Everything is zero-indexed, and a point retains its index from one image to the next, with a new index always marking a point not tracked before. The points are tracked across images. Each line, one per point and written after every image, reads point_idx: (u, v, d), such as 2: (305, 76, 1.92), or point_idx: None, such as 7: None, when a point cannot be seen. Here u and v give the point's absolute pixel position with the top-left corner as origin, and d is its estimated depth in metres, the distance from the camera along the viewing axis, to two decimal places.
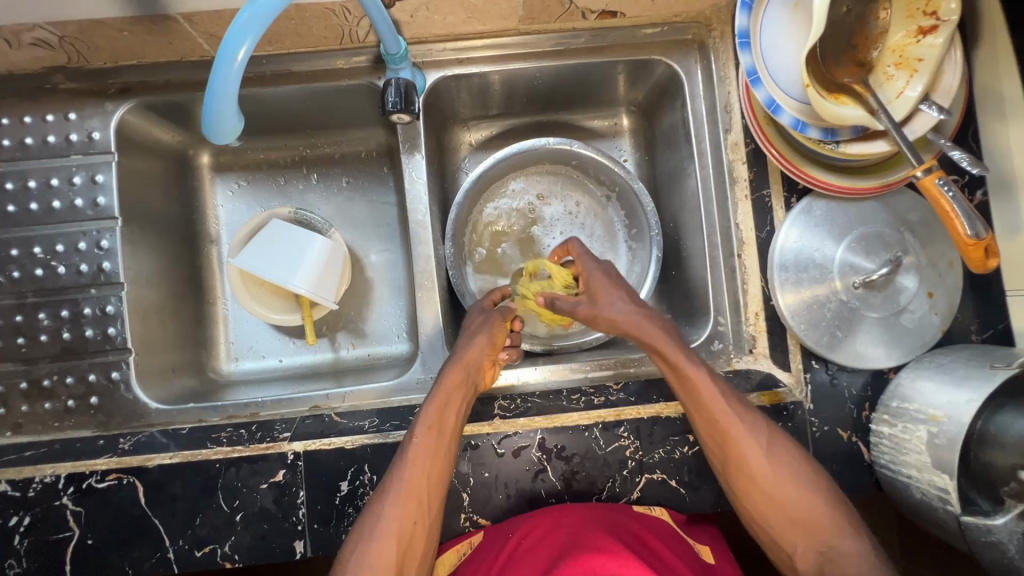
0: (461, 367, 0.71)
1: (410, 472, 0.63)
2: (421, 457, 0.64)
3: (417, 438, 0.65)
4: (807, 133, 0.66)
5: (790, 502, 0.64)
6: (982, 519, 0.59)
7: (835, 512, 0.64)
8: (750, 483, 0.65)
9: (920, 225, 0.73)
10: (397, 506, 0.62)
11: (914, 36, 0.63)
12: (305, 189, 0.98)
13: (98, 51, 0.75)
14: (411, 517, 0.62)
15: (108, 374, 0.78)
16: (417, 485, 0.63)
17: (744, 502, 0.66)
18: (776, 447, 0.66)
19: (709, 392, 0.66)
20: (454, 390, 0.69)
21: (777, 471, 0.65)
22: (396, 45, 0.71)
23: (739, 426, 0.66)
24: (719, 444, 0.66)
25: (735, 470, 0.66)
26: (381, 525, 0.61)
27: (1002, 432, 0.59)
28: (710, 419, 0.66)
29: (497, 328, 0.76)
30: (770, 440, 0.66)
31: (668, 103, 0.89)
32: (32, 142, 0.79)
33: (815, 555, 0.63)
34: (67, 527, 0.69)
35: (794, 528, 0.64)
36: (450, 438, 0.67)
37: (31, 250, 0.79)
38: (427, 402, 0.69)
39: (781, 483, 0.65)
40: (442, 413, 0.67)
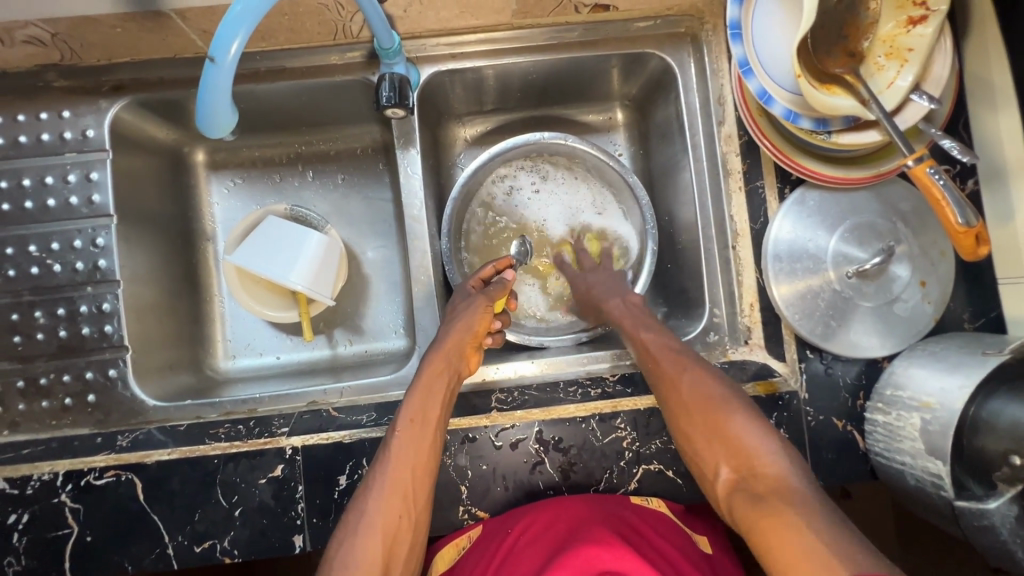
0: (443, 356, 0.72)
1: (397, 466, 0.63)
2: (403, 445, 0.65)
3: (400, 430, 0.66)
4: (799, 124, 0.66)
5: (726, 436, 0.62)
6: (975, 503, 0.59)
7: (778, 449, 0.60)
8: (697, 426, 0.64)
9: (913, 215, 0.74)
10: (382, 501, 0.62)
11: (904, 26, 0.63)
12: (300, 186, 0.98)
13: (91, 48, 0.75)
14: (399, 511, 0.62)
15: (106, 371, 0.78)
16: (400, 476, 0.63)
17: (688, 442, 0.65)
18: (720, 389, 0.66)
19: (661, 354, 0.71)
20: (437, 378, 0.70)
21: (712, 404, 0.65)
22: (390, 40, 0.71)
23: (684, 371, 0.68)
24: (665, 394, 0.68)
25: (679, 416, 0.66)
26: (365, 521, 0.61)
27: (994, 419, 0.59)
28: (659, 374, 0.70)
29: (484, 314, 0.76)
30: (714, 382, 0.67)
31: (661, 97, 0.90)
32: (26, 141, 0.78)
33: (739, 479, 0.59)
34: (66, 524, 0.69)
35: (725, 454, 0.61)
36: (433, 429, 0.67)
37: (27, 249, 0.79)
38: (410, 395, 0.69)
39: (719, 418, 0.63)
40: (426, 406, 0.67)
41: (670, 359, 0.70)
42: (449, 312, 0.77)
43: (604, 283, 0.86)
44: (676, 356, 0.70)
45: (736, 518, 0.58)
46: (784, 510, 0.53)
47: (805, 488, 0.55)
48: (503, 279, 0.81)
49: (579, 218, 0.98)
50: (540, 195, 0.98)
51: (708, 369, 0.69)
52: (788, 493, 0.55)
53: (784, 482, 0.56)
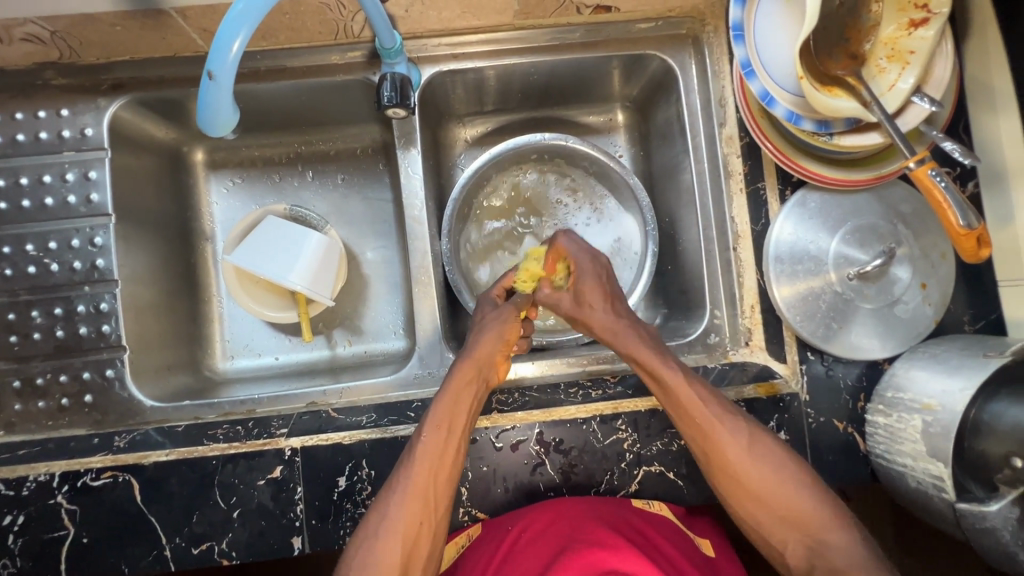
0: (472, 363, 0.71)
1: (419, 470, 0.63)
2: (428, 452, 0.64)
3: (426, 437, 0.65)
4: (801, 126, 0.66)
5: (777, 500, 0.64)
6: (977, 506, 0.58)
7: (823, 509, 0.63)
8: (741, 488, 0.65)
9: (913, 217, 0.74)
10: (404, 505, 0.61)
11: (906, 28, 0.63)
12: (300, 186, 0.97)
13: (89, 46, 0.74)
14: (418, 515, 0.61)
15: (103, 371, 0.78)
16: (423, 481, 0.63)
17: (728, 496, 0.66)
18: (760, 443, 0.66)
19: (693, 399, 0.66)
20: (466, 388, 0.69)
21: (753, 462, 0.65)
22: (391, 39, 0.71)
23: (722, 429, 0.66)
24: (703, 447, 0.66)
25: (722, 474, 0.66)
26: (388, 524, 0.61)
27: (995, 421, 0.59)
28: (692, 423, 0.66)
29: (513, 325, 0.75)
30: (751, 435, 0.66)
31: (662, 98, 0.90)
32: (24, 139, 0.78)
33: (806, 550, 0.62)
34: (62, 526, 0.68)
35: (776, 519, 0.64)
36: (460, 435, 0.66)
37: (24, 248, 0.78)
38: (438, 399, 0.68)
39: (768, 481, 0.64)
40: (453, 412, 0.67)
41: (700, 410, 0.66)
42: (478, 319, 0.77)
43: (598, 300, 0.75)
44: (705, 400, 0.67)
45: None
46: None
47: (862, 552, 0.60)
48: (526, 292, 0.82)
49: (579, 219, 0.98)
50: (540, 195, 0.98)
51: (735, 413, 0.68)
52: (850, 562, 0.59)
53: (849, 548, 0.60)
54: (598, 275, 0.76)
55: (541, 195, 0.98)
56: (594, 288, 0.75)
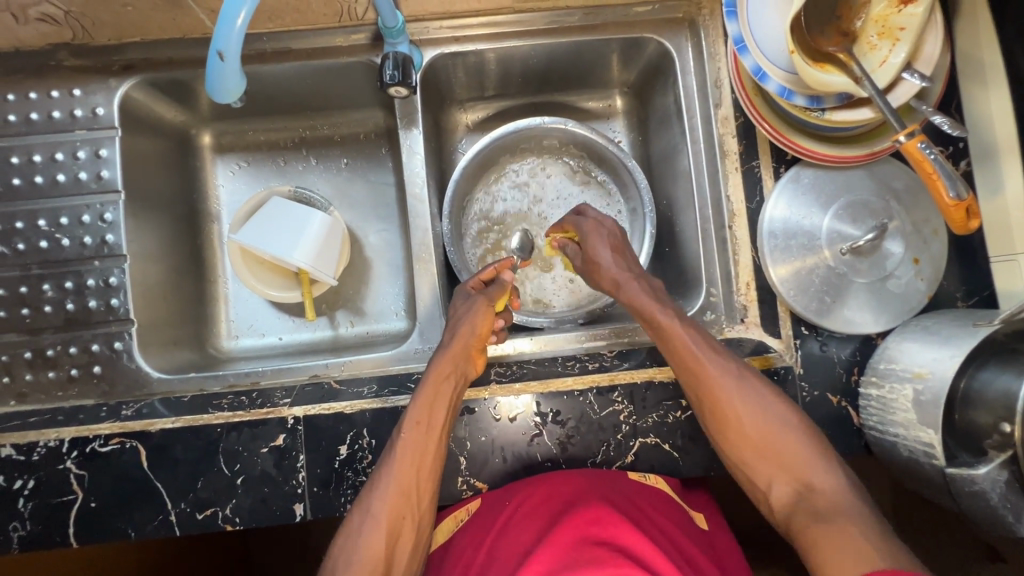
0: (450, 359, 0.71)
1: (399, 469, 0.65)
2: (407, 450, 0.66)
3: (406, 433, 0.67)
4: (793, 101, 0.68)
5: (767, 442, 0.66)
6: (966, 470, 0.59)
7: (812, 449, 0.66)
8: (732, 429, 0.67)
9: (906, 193, 0.75)
10: (386, 501, 0.64)
11: (896, 6, 0.65)
12: (304, 169, 0.99)
13: (102, 27, 0.77)
14: (399, 511, 0.64)
15: (111, 344, 0.80)
16: (403, 480, 0.65)
17: (721, 439, 0.68)
18: (750, 385, 0.69)
19: (691, 350, 0.69)
20: (444, 381, 0.70)
21: (742, 400, 0.68)
22: (393, 18, 0.73)
23: (716, 371, 0.68)
24: (698, 391, 0.69)
25: (714, 415, 0.68)
26: (370, 521, 0.63)
27: (985, 388, 0.60)
28: (690, 366, 0.69)
29: (489, 319, 0.75)
30: (744, 380, 0.69)
31: (660, 82, 0.91)
32: (37, 118, 0.80)
33: (791, 492, 0.65)
34: (71, 490, 0.70)
35: (767, 462, 0.66)
36: (438, 433, 0.68)
37: (36, 223, 0.80)
38: (415, 398, 0.69)
39: (757, 421, 0.67)
40: (431, 409, 0.68)
41: (698, 354, 0.69)
42: (452, 312, 0.78)
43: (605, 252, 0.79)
44: (702, 348, 0.69)
45: (785, 523, 0.64)
46: (836, 526, 0.58)
47: (847, 490, 0.62)
48: (503, 281, 0.82)
49: (579, 201, 1.00)
50: (548, 173, 1.00)
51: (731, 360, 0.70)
52: (835, 501, 0.61)
53: (834, 486, 0.62)
54: (612, 232, 0.81)
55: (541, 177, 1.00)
56: (600, 247, 0.79)
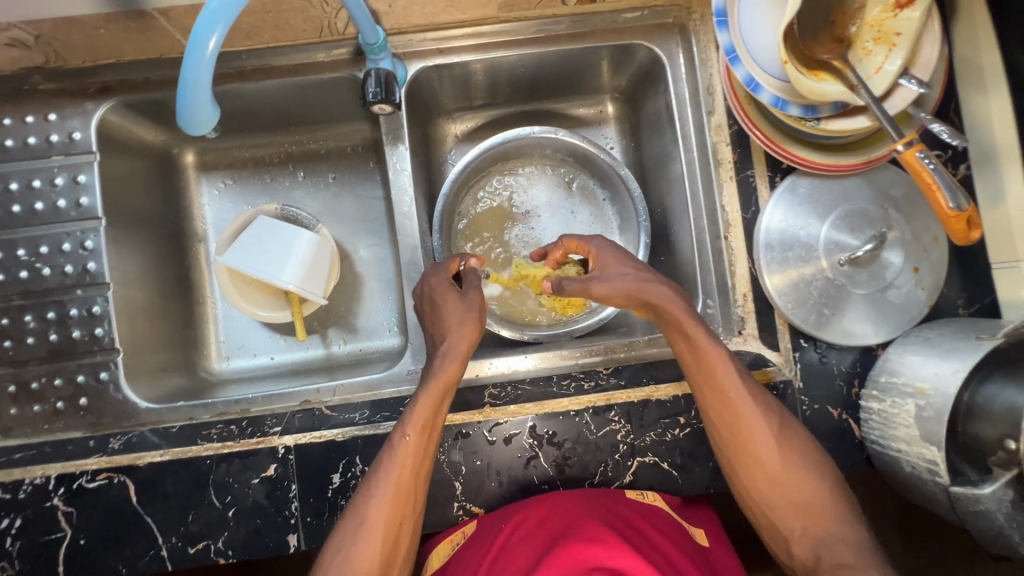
0: (456, 363, 0.69)
1: (397, 475, 0.63)
2: (407, 457, 0.63)
3: (404, 439, 0.64)
4: (787, 112, 0.66)
5: (796, 489, 0.64)
6: (970, 489, 0.58)
7: (832, 497, 0.64)
8: (755, 469, 0.65)
9: (904, 201, 0.74)
10: (382, 509, 0.61)
11: (892, 10, 0.63)
12: (291, 186, 0.97)
13: (74, 50, 0.74)
14: (395, 518, 0.62)
15: (97, 374, 0.78)
16: (399, 485, 0.62)
17: (743, 481, 0.66)
18: (784, 427, 0.66)
19: (749, 412, 0.65)
20: (445, 386, 0.67)
21: (772, 442, 0.65)
22: (374, 35, 0.71)
23: (749, 411, 0.66)
24: (728, 425, 0.66)
25: (744, 456, 0.66)
26: (363, 530, 0.61)
27: (989, 404, 0.59)
28: (725, 407, 0.66)
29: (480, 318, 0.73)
30: (798, 442, 0.66)
31: (651, 88, 0.89)
32: (13, 145, 0.78)
33: (807, 536, 0.63)
34: (59, 528, 0.69)
35: (784, 502, 0.64)
36: (436, 435, 0.66)
37: (16, 253, 0.78)
38: (415, 399, 0.66)
39: (796, 476, 0.64)
40: (434, 414, 0.65)
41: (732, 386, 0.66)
42: (434, 302, 0.74)
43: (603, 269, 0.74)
44: (741, 383, 0.66)
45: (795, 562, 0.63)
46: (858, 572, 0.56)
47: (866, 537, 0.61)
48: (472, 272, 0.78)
49: (570, 223, 0.98)
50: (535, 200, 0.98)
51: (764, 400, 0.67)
52: (851, 550, 0.59)
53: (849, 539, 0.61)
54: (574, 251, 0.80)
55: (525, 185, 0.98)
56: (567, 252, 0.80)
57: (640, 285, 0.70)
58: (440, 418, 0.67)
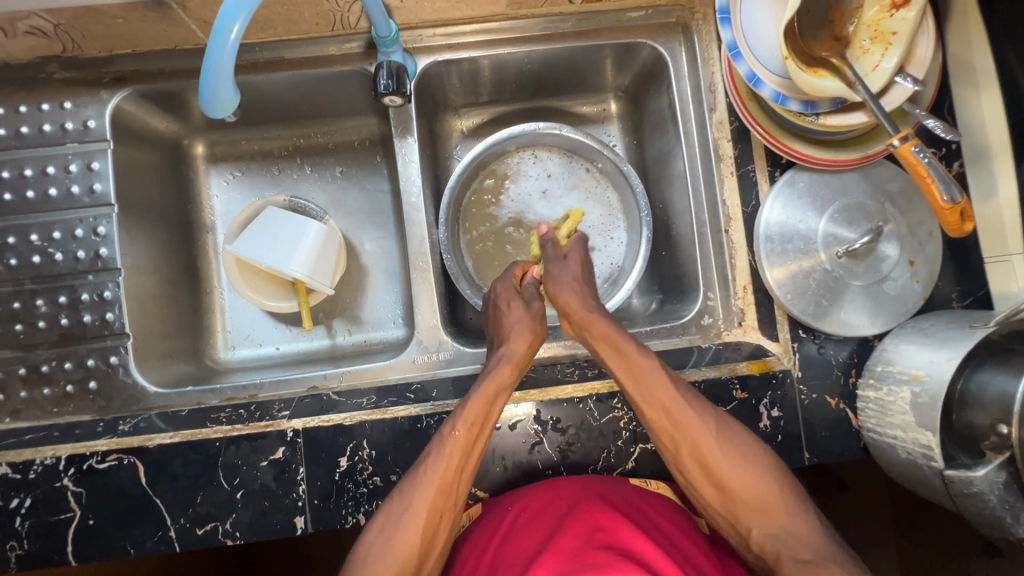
0: (511, 367, 0.71)
1: (444, 467, 0.64)
2: (456, 450, 0.65)
3: (456, 432, 0.66)
4: (787, 107, 0.68)
5: (749, 488, 0.67)
6: (964, 471, 0.60)
7: (782, 491, 0.66)
8: (701, 468, 0.68)
9: (900, 196, 0.76)
10: (427, 498, 0.63)
11: (888, 10, 0.65)
12: (299, 178, 0.99)
13: (92, 39, 0.76)
14: (437, 509, 0.63)
15: (107, 359, 0.79)
16: (443, 477, 0.64)
17: (692, 478, 0.69)
18: (728, 431, 0.69)
19: (684, 416, 0.68)
20: (501, 388, 0.70)
21: (711, 446, 0.68)
22: (387, 28, 0.73)
23: (689, 417, 0.68)
24: (669, 430, 0.69)
25: (690, 457, 0.68)
26: (407, 516, 0.62)
27: (981, 390, 0.61)
28: (664, 412, 0.69)
29: (538, 329, 0.76)
30: (759, 456, 0.68)
31: (654, 86, 0.91)
32: (28, 131, 0.79)
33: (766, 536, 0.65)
34: (69, 508, 0.69)
35: (738, 501, 0.67)
36: (485, 435, 0.68)
37: (28, 238, 0.79)
38: (470, 396, 0.68)
39: (741, 476, 0.67)
40: (485, 411, 0.68)
41: (663, 390, 0.69)
42: (500, 311, 0.78)
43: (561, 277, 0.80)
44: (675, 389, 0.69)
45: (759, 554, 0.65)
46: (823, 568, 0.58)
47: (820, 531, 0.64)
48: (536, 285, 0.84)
49: (553, 213, 0.99)
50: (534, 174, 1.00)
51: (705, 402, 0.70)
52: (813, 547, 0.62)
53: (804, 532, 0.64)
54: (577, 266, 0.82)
55: (522, 187, 0.99)
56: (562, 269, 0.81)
57: (578, 292, 0.77)
58: (491, 418, 0.68)
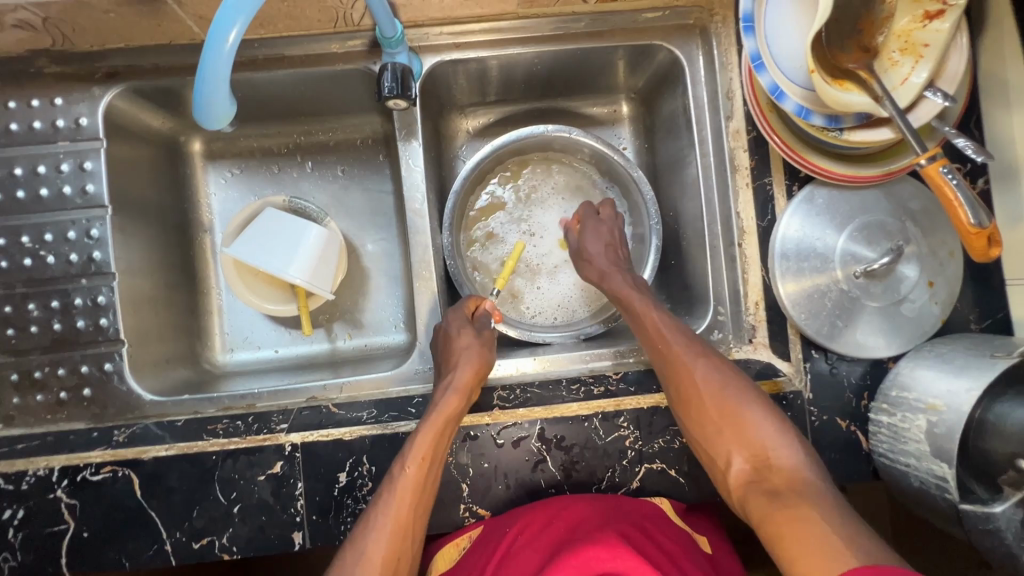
0: (457, 396, 0.70)
1: (396, 507, 0.63)
2: (408, 489, 0.64)
3: (405, 469, 0.64)
4: (810, 121, 0.65)
5: (738, 419, 0.67)
6: (982, 507, 0.59)
7: (771, 423, 0.66)
8: (693, 399, 0.68)
9: (922, 214, 0.73)
10: (381, 541, 0.61)
11: (920, 21, 0.61)
12: (299, 177, 0.96)
13: (83, 33, 0.73)
14: (393, 552, 0.62)
15: (101, 365, 0.77)
16: (395, 520, 0.62)
17: (682, 413, 0.69)
18: (719, 364, 0.71)
19: (681, 348, 0.71)
20: (448, 420, 0.68)
21: (706, 376, 0.69)
22: (392, 28, 0.69)
23: (686, 349, 0.71)
24: (667, 363, 0.71)
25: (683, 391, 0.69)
26: (363, 562, 0.60)
27: (1001, 421, 0.59)
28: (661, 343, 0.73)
29: (484, 358, 0.75)
30: (744, 387, 0.69)
31: (668, 90, 0.88)
32: (17, 129, 0.76)
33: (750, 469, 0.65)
34: (63, 520, 0.68)
35: (731, 437, 0.66)
36: (437, 467, 0.67)
37: (19, 240, 0.77)
38: (417, 433, 0.67)
39: (731, 407, 0.67)
40: (434, 446, 0.66)
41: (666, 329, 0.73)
42: (448, 335, 0.76)
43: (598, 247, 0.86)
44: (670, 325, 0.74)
45: (742, 493, 0.64)
46: (800, 508, 0.58)
47: (807, 465, 0.63)
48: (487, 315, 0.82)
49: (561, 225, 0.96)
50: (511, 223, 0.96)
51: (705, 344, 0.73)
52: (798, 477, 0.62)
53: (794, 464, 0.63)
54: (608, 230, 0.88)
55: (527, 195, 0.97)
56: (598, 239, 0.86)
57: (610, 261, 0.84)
58: (440, 451, 0.67)
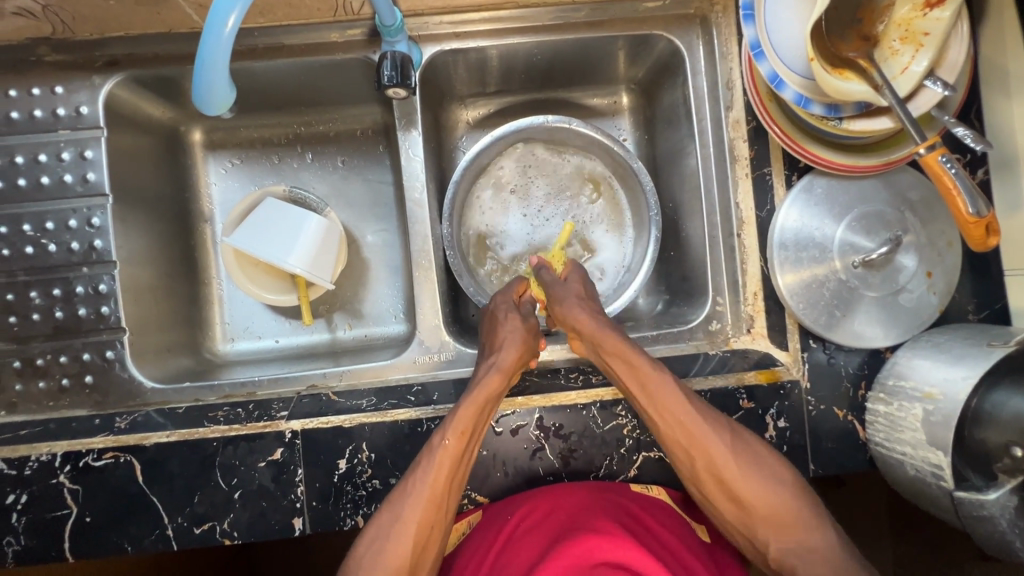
0: (500, 373, 0.69)
1: (433, 477, 0.63)
2: (446, 460, 0.63)
3: (445, 442, 0.64)
4: (810, 110, 0.65)
5: (760, 499, 0.65)
6: (976, 494, 0.59)
7: (795, 500, 0.65)
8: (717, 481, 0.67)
9: (921, 204, 0.73)
10: (416, 508, 0.61)
11: (921, 9, 0.61)
12: (299, 167, 0.96)
13: (83, 21, 0.73)
14: (428, 521, 0.62)
15: (103, 353, 0.78)
16: (433, 487, 0.62)
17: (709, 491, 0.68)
18: (738, 441, 0.68)
19: (694, 428, 0.66)
20: (490, 397, 0.68)
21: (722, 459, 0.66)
22: (392, 17, 0.69)
23: (696, 426, 0.66)
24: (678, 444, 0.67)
25: (708, 475, 0.67)
26: (398, 528, 0.61)
27: (997, 409, 0.59)
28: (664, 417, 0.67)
29: (530, 340, 0.74)
30: (756, 458, 0.67)
31: (668, 80, 0.88)
32: (18, 117, 0.77)
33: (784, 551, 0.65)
34: (65, 505, 0.69)
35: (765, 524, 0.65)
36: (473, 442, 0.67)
37: (21, 228, 0.77)
38: (459, 405, 0.67)
39: (758, 488, 0.65)
40: (475, 420, 0.66)
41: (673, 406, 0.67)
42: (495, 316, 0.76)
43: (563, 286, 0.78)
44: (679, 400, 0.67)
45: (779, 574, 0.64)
46: None
47: (837, 546, 0.63)
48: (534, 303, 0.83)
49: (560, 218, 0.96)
50: (531, 217, 0.96)
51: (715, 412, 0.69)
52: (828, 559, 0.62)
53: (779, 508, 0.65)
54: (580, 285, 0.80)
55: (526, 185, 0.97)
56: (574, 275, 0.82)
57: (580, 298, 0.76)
58: (479, 427, 0.67)
